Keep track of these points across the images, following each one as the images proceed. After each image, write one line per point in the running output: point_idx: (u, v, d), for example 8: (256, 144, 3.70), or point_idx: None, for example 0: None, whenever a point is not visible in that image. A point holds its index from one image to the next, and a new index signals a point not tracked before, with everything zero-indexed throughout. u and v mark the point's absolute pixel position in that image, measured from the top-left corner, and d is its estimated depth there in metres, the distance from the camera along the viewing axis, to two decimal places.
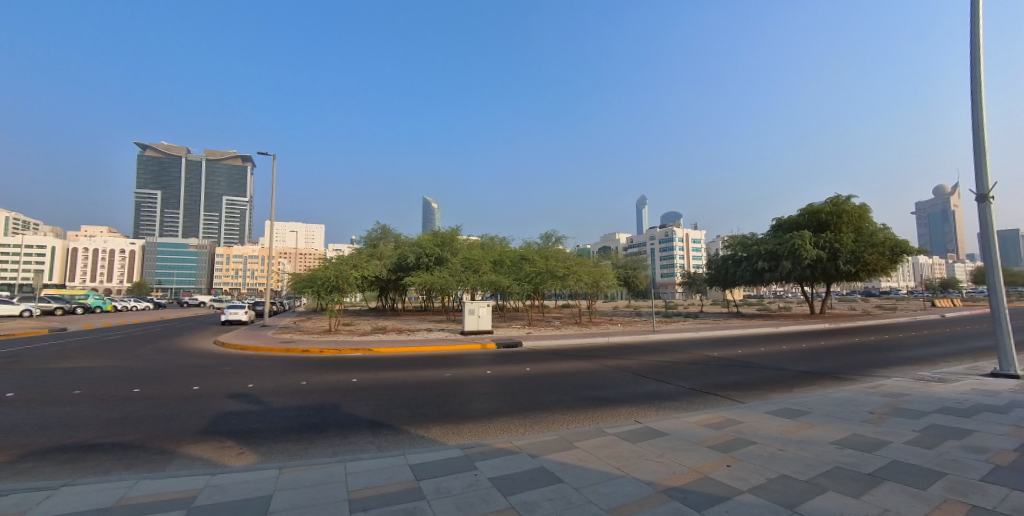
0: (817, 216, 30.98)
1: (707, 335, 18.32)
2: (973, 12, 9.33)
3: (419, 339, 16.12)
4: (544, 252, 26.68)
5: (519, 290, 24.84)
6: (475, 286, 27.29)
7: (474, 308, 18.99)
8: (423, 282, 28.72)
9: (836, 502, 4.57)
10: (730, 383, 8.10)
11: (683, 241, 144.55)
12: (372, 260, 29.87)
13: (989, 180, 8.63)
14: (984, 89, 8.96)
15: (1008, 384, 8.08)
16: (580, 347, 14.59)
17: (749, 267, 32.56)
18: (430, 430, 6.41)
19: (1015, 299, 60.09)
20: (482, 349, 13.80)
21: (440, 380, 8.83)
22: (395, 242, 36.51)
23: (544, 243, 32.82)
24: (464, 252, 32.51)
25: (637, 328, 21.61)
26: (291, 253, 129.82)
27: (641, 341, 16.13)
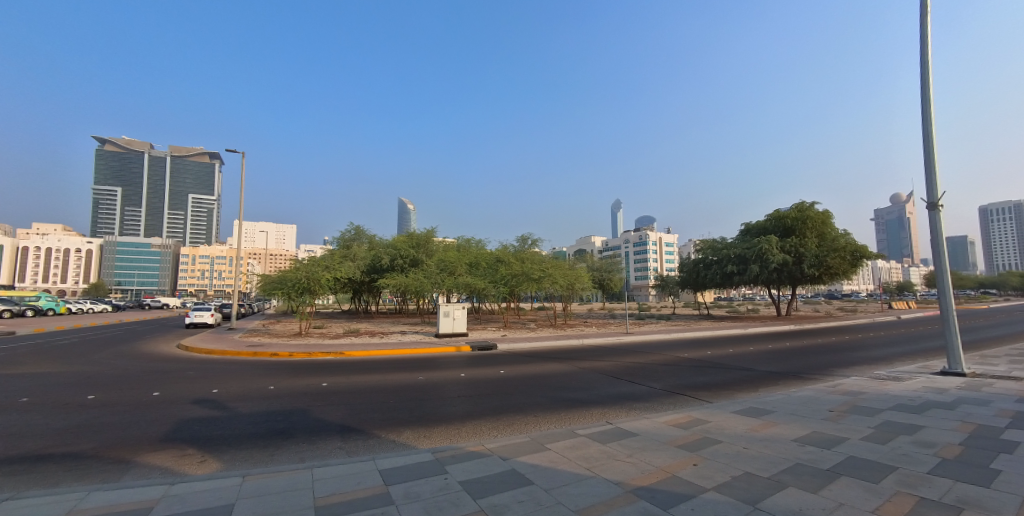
0: (783, 221, 32.09)
1: (679, 338, 18.66)
2: (923, 31, 9.87)
3: (393, 342, 15.90)
4: (520, 255, 26.76)
5: (495, 292, 24.83)
6: (451, 288, 27.07)
7: (449, 310, 18.86)
8: (398, 284, 28.30)
9: (796, 498, 4.73)
10: (700, 383, 8.28)
11: (657, 245, 147.52)
12: (345, 261, 29.33)
13: (938, 189, 9.11)
14: (934, 103, 9.46)
15: (956, 382, 8.55)
16: (554, 349, 14.64)
17: (719, 271, 33.41)
18: (401, 434, 6.31)
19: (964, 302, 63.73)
20: (456, 351, 13.72)
21: (413, 383, 8.72)
22: (369, 244, 35.96)
23: (520, 245, 32.93)
24: (439, 254, 32.30)
25: (610, 330, 21.80)
26: (262, 254, 126.02)
27: (615, 343, 16.29)
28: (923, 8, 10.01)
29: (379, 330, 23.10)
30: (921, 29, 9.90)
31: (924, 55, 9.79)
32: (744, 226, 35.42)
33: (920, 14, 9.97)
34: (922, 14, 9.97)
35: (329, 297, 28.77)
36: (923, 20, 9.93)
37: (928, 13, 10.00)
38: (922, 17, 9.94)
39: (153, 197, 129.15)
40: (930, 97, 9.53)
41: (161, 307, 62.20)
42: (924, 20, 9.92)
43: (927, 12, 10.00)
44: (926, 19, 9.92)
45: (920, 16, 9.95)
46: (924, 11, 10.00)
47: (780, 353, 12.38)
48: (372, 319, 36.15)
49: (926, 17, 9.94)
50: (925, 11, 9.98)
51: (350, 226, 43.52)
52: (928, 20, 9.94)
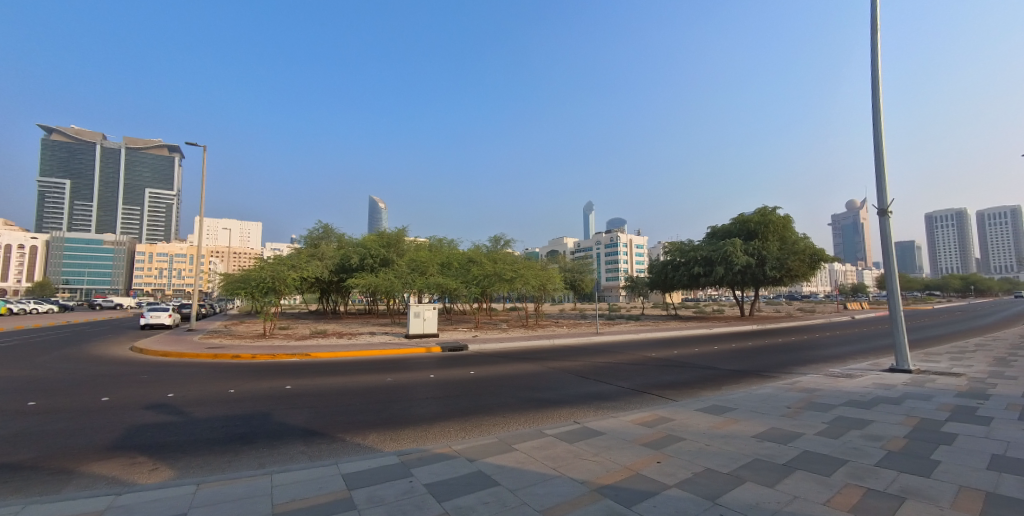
0: (747, 225, 33.31)
1: (647, 338, 19.01)
2: (873, 45, 10.43)
3: (361, 343, 15.56)
4: (492, 256, 26.74)
5: (467, 293, 24.73)
6: (422, 289, 26.73)
7: (420, 311, 18.63)
8: (368, 284, 27.72)
9: (753, 492, 4.89)
10: (666, 382, 8.46)
11: (628, 247, 150.18)
12: (312, 261, 28.56)
13: (888, 196, 9.62)
14: (883, 113, 9.99)
15: (902, 378, 9.06)
16: (525, 349, 14.66)
17: (687, 272, 34.28)
18: (367, 438, 6.18)
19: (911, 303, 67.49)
20: (426, 353, 13.55)
21: (381, 385, 8.57)
22: (338, 243, 35.10)
23: (493, 245, 32.87)
24: (410, 254, 31.88)
25: (581, 330, 22.01)
26: (225, 253, 120.97)
27: (585, 344, 16.44)
28: (873, 23, 10.57)
29: (348, 331, 22.62)
30: (871, 43, 10.45)
31: (874, 67, 10.34)
32: (710, 229, 36.49)
33: (870, 29, 10.52)
34: (873, 28, 10.53)
35: (295, 296, 27.92)
36: (874, 34, 10.48)
37: (877, 28, 10.57)
38: (872, 31, 10.49)
39: (107, 191, 122.10)
40: (880, 107, 10.07)
41: (111, 308, 58.79)
42: (875, 34, 10.47)
43: (877, 26, 10.56)
44: (877, 33, 10.47)
45: (871, 31, 10.50)
46: (875, 26, 10.55)
47: (743, 352, 12.80)
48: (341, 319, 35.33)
49: (876, 31, 10.50)
50: (874, 26, 10.54)
51: (318, 225, 42.29)
52: (877, 35, 10.51)
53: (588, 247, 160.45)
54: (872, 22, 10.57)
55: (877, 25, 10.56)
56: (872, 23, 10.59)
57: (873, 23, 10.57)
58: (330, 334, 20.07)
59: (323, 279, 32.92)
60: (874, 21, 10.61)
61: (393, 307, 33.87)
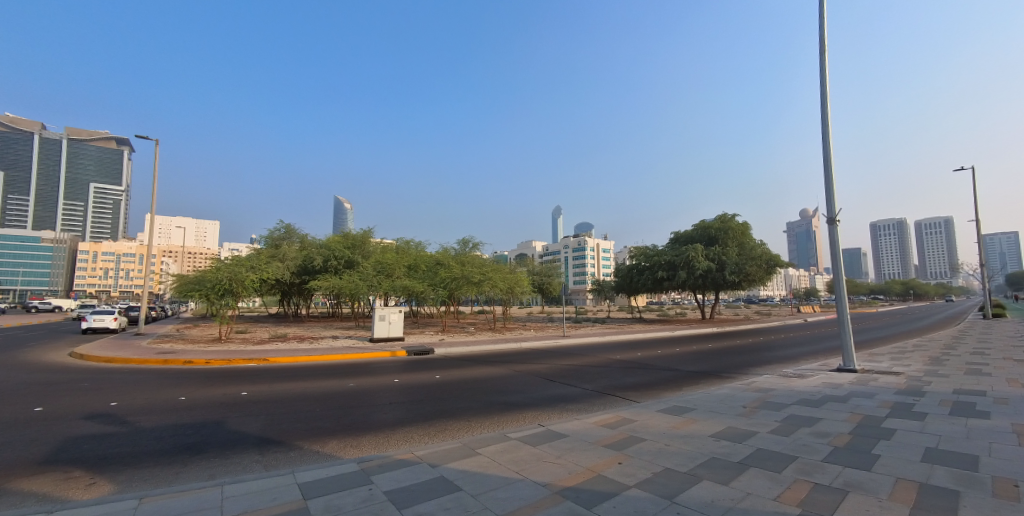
0: (708, 231, 34.59)
1: (612, 340, 19.35)
2: (822, 62, 11.05)
3: (324, 347, 15.09)
4: (460, 258, 26.62)
5: (435, 296, 24.48)
6: (388, 291, 26.26)
7: (385, 314, 18.25)
8: (331, 286, 26.98)
9: (709, 490, 5.06)
10: (629, 384, 8.64)
11: (596, 251, 153.01)
12: (272, 262, 27.52)
13: (836, 205, 10.17)
14: (831, 127, 10.59)
15: (848, 377, 9.60)
16: (492, 352, 14.63)
17: (651, 276, 35.17)
18: (326, 445, 5.99)
19: (857, 307, 72.00)
20: (390, 357, 13.27)
21: (343, 391, 8.33)
22: (301, 244, 34.00)
23: (461, 248, 32.70)
24: (376, 256, 31.26)
25: (548, 333, 22.16)
26: (179, 253, 114.83)
27: (552, 347, 16.57)
28: (821, 41, 11.20)
29: (309, 334, 21.92)
30: (820, 60, 11.07)
31: (823, 83, 10.95)
32: (674, 235, 37.60)
33: (819, 47, 11.14)
34: (821, 46, 11.15)
35: (254, 299, 26.84)
36: (822, 52, 11.11)
37: (825, 47, 11.19)
38: (820, 48, 11.10)
39: (46, 185, 113.50)
40: (828, 121, 10.67)
41: (43, 311, 54.28)
42: (823, 52, 11.10)
43: (825, 44, 11.19)
44: (825, 50, 11.10)
45: (820, 49, 11.12)
46: (823, 44, 11.18)
47: (704, 354, 13.22)
48: (302, 323, 34.25)
49: (824, 49, 11.13)
50: (822, 44, 11.17)
51: (280, 225, 40.76)
52: (825, 52, 11.14)
53: (557, 251, 162.17)
54: (821, 40, 11.19)
55: (825, 44, 11.19)
56: (820, 41, 11.22)
57: (821, 41, 11.20)
58: (290, 338, 19.39)
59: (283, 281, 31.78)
60: (823, 39, 11.23)
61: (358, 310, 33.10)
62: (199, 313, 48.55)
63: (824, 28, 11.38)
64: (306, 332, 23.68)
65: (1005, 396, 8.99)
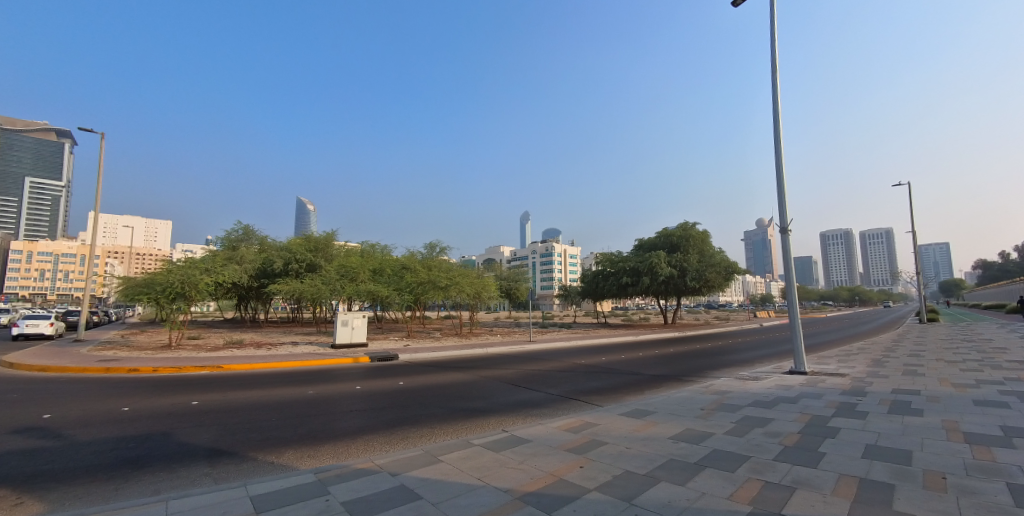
0: (670, 238, 35.69)
1: (578, 345, 19.60)
2: (773, 79, 11.66)
3: (283, 354, 14.52)
4: (427, 262, 26.34)
5: (400, 300, 24.11)
6: (351, 296, 25.62)
7: (348, 319, 17.81)
8: (291, 290, 26.05)
9: (666, 491, 5.19)
10: (593, 388, 8.77)
11: (563, 256, 155.21)
12: (228, 265, 26.32)
13: (787, 214, 10.72)
14: (782, 140, 11.18)
15: (799, 379, 10.11)
16: (458, 358, 14.50)
17: (616, 282, 35.95)
18: (281, 455, 5.76)
19: (808, 311, 76.09)
20: (353, 363, 12.93)
21: (302, 399, 8.05)
22: (260, 246, 32.75)
23: (428, 252, 32.40)
24: (340, 259, 30.50)
25: (514, 338, 22.22)
26: (127, 254, 107.91)
27: (518, 352, 16.61)
28: (773, 59, 11.80)
29: (268, 340, 21.11)
30: (771, 76, 11.68)
31: (774, 99, 11.55)
32: (638, 242, 38.48)
33: (770, 65, 11.76)
34: (773, 64, 11.77)
35: (208, 303, 25.61)
36: (774, 69, 11.74)
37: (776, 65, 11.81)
38: (772, 66, 11.72)
39: None
40: (780, 135, 11.25)
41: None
42: (774, 70, 11.73)
43: (777, 62, 11.81)
44: (776, 68, 11.72)
45: (771, 66, 11.74)
46: (775, 62, 11.78)
47: (666, 358, 13.59)
48: (260, 329, 32.91)
49: (775, 66, 11.76)
50: (773, 62, 11.78)
51: (238, 226, 38.99)
52: (776, 69, 11.77)
53: (526, 256, 163.33)
54: (771, 58, 11.80)
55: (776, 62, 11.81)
56: (772, 58, 11.83)
57: (772, 59, 11.81)
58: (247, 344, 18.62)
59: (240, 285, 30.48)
60: (773, 57, 11.85)
61: (320, 315, 32.09)
62: (144, 320, 45.67)
63: (776, 47, 12.00)
64: (263, 338, 22.81)
65: (936, 394, 9.72)
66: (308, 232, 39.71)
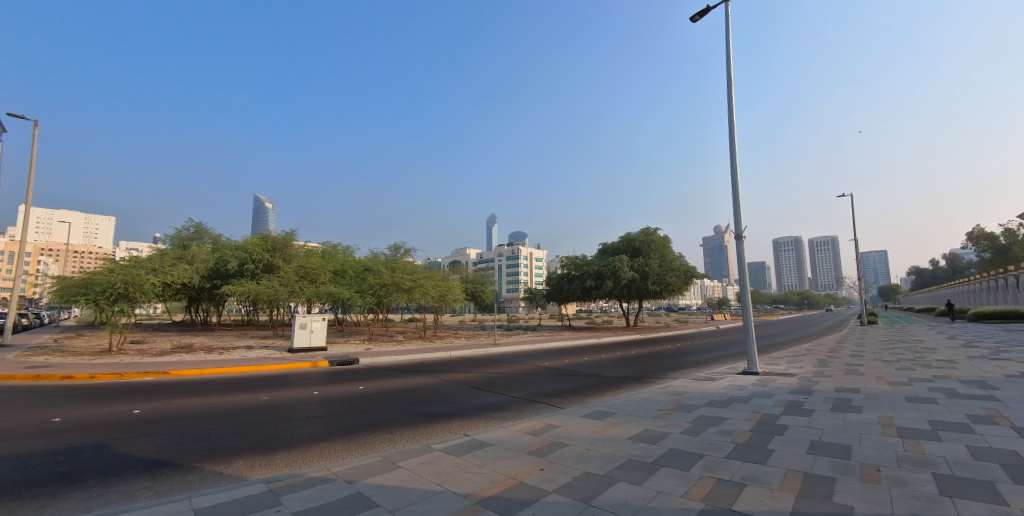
0: (632, 243, 36.59)
1: (542, 348, 19.74)
2: (729, 92, 12.19)
3: (237, 358, 13.85)
4: (390, 264, 25.88)
5: (362, 303, 23.57)
6: (311, 298, 24.83)
7: (306, 322, 17.22)
8: (246, 292, 24.91)
9: (624, 492, 5.31)
10: (556, 390, 8.87)
11: (529, 260, 156.30)
12: (177, 265, 24.90)
13: (742, 220, 11.22)
14: (737, 150, 11.71)
15: (751, 379, 10.59)
16: (421, 362, 14.30)
17: (581, 285, 36.53)
18: (231, 465, 5.47)
19: (761, 314, 79.80)
20: (310, 368, 12.50)
21: (256, 405, 7.71)
22: (214, 245, 31.17)
23: (392, 253, 31.84)
24: (300, 260, 29.52)
25: (479, 341, 22.14)
26: (62, 252, 99.90)
27: (481, 355, 16.58)
28: (728, 72, 12.37)
29: (221, 344, 20.12)
30: (727, 89, 12.22)
31: (730, 110, 12.10)
32: (602, 246, 39.22)
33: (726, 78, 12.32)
34: (728, 77, 12.33)
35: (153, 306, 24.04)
36: (729, 83, 12.29)
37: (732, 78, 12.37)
38: (727, 79, 12.28)
39: None
40: (735, 145, 11.77)
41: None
42: (729, 82, 12.28)
43: (732, 75, 12.38)
44: (732, 81, 12.28)
45: (727, 79, 12.27)
46: (730, 76, 12.35)
47: (628, 360, 13.94)
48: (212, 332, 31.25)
49: (731, 79, 12.32)
50: (729, 75, 12.35)
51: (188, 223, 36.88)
52: (732, 82, 12.32)
53: (492, 260, 163.58)
54: (727, 71, 12.37)
55: (732, 75, 12.36)
56: (727, 71, 12.41)
57: (729, 72, 12.37)
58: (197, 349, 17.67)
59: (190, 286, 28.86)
60: (730, 70, 12.42)
61: (277, 318, 30.85)
62: (79, 324, 42.27)
63: (731, 62, 12.57)
64: (215, 342, 21.69)
65: (874, 392, 10.45)
66: (265, 231, 38.10)
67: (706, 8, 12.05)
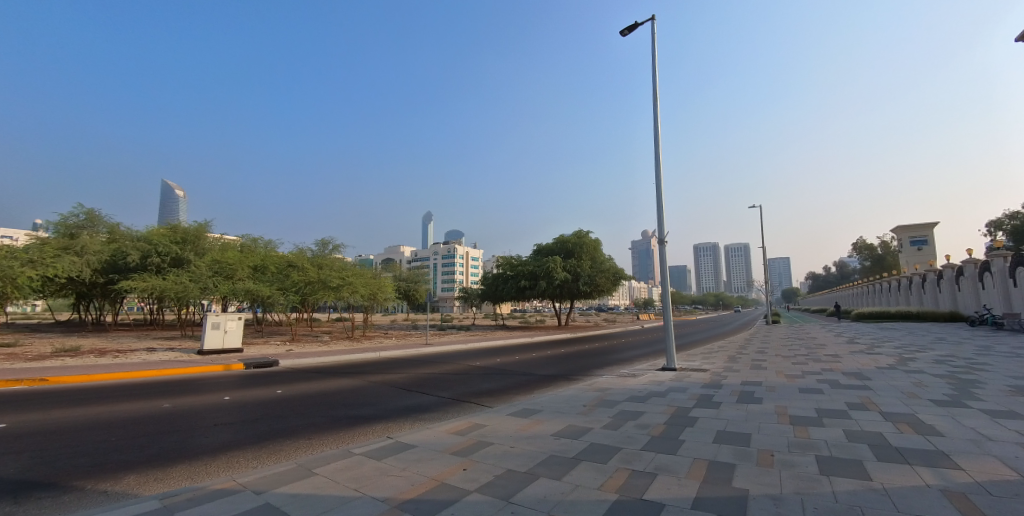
0: (566, 244, 37.78)
1: (474, 348, 19.81)
2: (654, 104, 12.96)
3: (134, 362, 12.48)
4: (316, 260, 24.67)
5: (284, 301, 22.40)
6: (226, 295, 23.06)
7: (219, 322, 15.92)
8: (148, 288, 22.54)
9: (543, 487, 5.53)
10: (485, 390, 8.97)
11: (464, 259, 156.25)
12: (61, 256, 21.94)
13: (664, 225, 11.98)
14: (661, 159, 12.47)
15: (669, 375, 11.41)
16: (347, 363, 13.77)
17: (515, 285, 37.11)
18: (119, 481, 4.95)
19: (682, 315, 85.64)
20: (222, 371, 11.58)
21: (153, 415, 7.00)
22: (110, 234, 27.81)
23: (319, 249, 30.41)
24: (214, 253, 27.24)
25: (410, 341, 21.77)
26: None
27: (411, 355, 16.32)
28: (653, 87, 13.14)
29: (117, 346, 18.04)
30: (652, 101, 12.97)
31: (656, 123, 12.83)
32: (538, 246, 40.05)
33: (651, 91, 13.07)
34: (653, 90, 13.11)
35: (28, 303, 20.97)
36: (654, 97, 13.05)
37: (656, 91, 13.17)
38: (652, 93, 13.04)
39: None
40: (659, 154, 12.51)
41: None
42: (654, 96, 13.05)
43: (656, 90, 13.16)
44: (656, 94, 13.06)
45: (653, 92, 13.03)
46: (656, 91, 13.10)
47: (558, 358, 14.41)
48: (105, 333, 27.85)
49: (656, 92, 13.10)
50: (654, 88, 13.14)
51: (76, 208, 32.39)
52: (657, 95, 13.12)
53: (430, 258, 161.09)
54: (652, 85, 13.14)
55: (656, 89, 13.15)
56: (653, 85, 13.18)
57: (654, 87, 13.15)
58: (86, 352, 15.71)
59: (78, 280, 25.50)
60: (655, 84, 13.20)
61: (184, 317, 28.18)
62: None
63: (656, 77, 13.33)
64: (109, 344, 19.40)
65: (773, 384, 11.68)
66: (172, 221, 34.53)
67: (634, 25, 12.67)
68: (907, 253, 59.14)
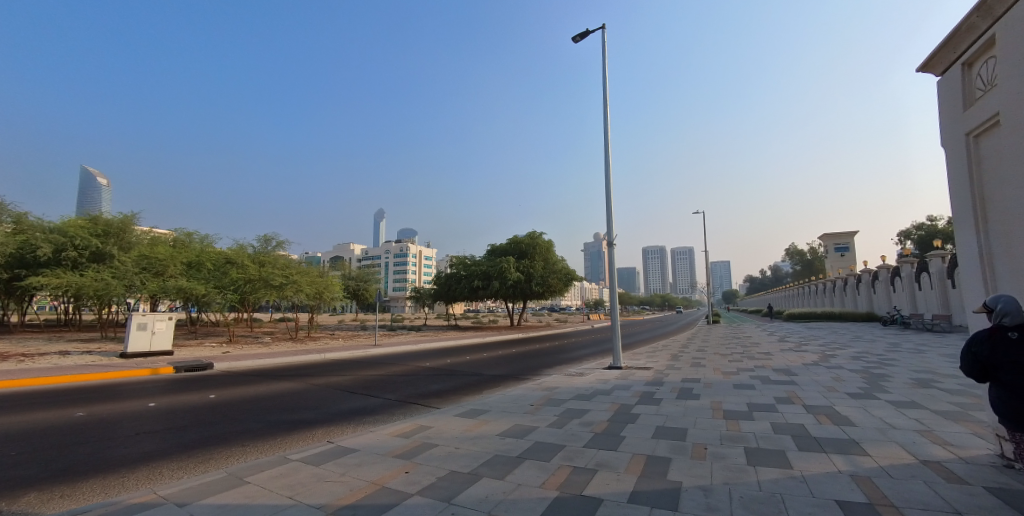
0: (519, 245, 38.16)
1: (425, 348, 19.65)
2: (604, 109, 13.36)
3: (44, 367, 11.35)
4: (257, 257, 23.54)
5: (222, 300, 21.32)
6: (155, 294, 21.54)
7: (146, 322, 14.85)
8: (62, 285, 20.59)
9: (485, 487, 5.63)
10: (432, 391, 8.97)
11: (416, 258, 154.81)
12: None
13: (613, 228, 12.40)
14: (610, 164, 12.89)
15: (614, 373, 11.89)
16: (289, 365, 13.25)
17: (468, 284, 37.08)
18: (17, 500, 4.54)
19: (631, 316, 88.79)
20: (148, 376, 10.79)
21: (62, 425, 6.45)
22: (17, 224, 25.07)
23: (261, 245, 28.99)
24: (141, 248, 25.29)
25: (358, 342, 21.26)
26: None
27: (358, 357, 15.95)
28: (604, 93, 13.56)
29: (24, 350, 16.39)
30: (603, 107, 13.37)
31: (606, 131, 13.22)
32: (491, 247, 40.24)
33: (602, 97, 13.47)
34: (603, 96, 13.53)
35: None
36: (605, 103, 13.45)
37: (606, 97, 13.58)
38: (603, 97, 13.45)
39: None
40: (610, 159, 12.93)
41: None
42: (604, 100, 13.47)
43: (606, 96, 13.58)
44: (606, 99, 13.48)
45: (603, 98, 13.43)
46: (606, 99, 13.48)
47: (509, 358, 14.59)
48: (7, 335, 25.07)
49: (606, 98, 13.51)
50: (604, 94, 13.56)
51: None
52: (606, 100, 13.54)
53: (383, 256, 157.61)
54: (603, 91, 13.55)
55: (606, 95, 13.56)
56: (603, 91, 13.58)
57: (603, 92, 13.57)
58: None
59: None
60: (604, 90, 13.61)
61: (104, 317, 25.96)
62: None
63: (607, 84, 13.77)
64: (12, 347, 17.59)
65: (710, 381, 12.45)
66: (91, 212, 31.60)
67: (585, 33, 12.97)
68: (832, 259, 64.53)
